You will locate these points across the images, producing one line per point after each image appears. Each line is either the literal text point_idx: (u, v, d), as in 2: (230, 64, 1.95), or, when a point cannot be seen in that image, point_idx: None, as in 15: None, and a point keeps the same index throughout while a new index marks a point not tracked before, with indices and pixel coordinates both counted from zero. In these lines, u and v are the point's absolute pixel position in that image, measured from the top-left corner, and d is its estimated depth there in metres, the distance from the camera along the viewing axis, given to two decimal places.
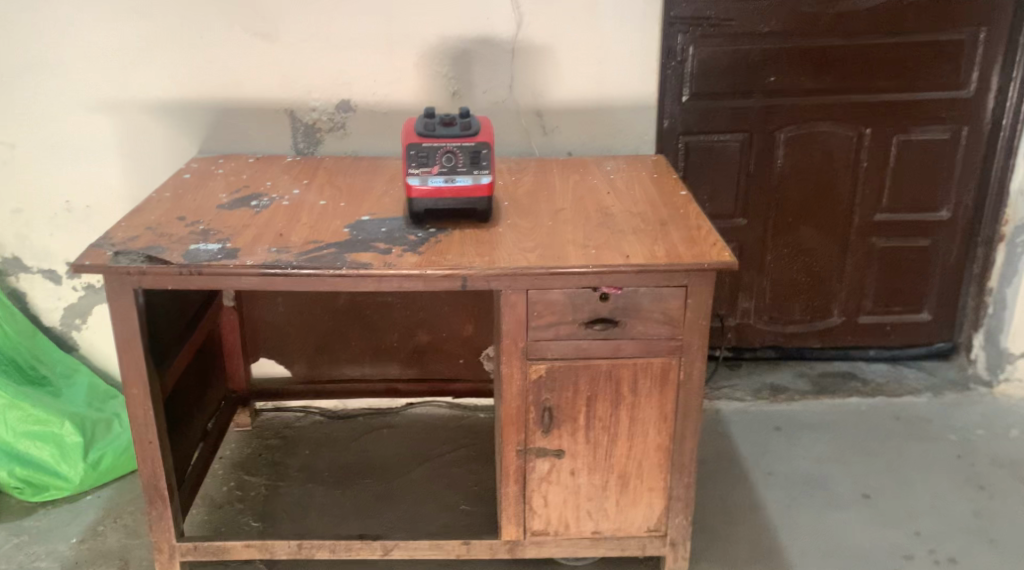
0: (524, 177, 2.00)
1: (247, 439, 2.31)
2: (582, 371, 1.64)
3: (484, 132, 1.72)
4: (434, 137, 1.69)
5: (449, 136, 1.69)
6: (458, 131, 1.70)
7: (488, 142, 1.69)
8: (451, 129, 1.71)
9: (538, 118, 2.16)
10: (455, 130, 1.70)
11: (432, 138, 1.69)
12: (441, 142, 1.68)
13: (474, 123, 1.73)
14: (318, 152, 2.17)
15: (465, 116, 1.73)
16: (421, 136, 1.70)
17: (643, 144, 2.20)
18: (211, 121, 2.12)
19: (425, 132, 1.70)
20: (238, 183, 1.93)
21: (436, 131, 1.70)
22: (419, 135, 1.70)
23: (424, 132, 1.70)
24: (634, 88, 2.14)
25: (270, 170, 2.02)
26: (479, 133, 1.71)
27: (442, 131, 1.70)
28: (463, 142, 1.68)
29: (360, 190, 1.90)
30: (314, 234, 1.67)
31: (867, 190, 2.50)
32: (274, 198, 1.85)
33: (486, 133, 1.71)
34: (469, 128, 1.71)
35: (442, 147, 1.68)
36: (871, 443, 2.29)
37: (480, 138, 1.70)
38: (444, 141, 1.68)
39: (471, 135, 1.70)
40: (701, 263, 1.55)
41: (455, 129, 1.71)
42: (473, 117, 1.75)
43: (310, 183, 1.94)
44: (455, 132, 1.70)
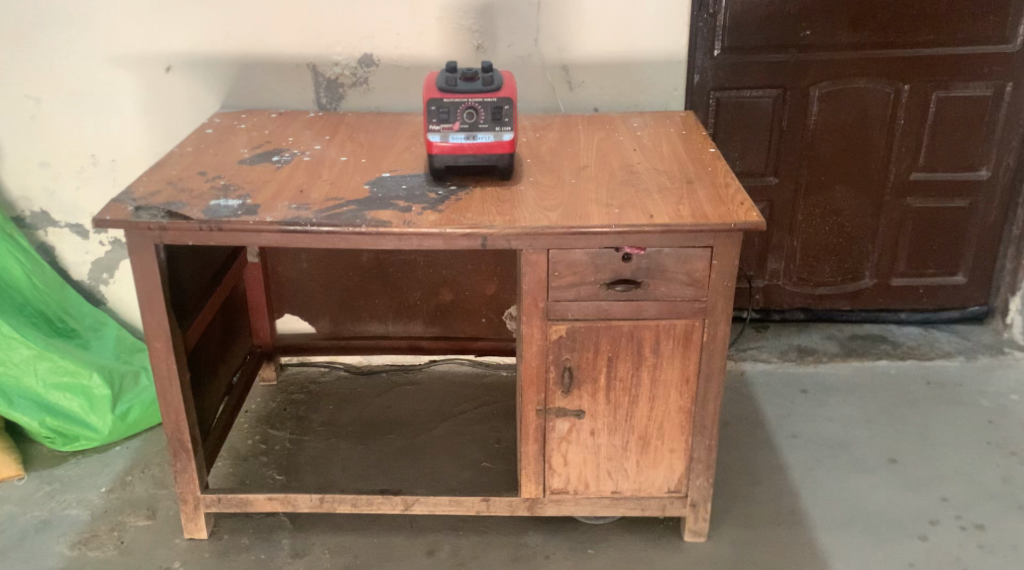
0: (548, 134, 1.97)
1: (273, 394, 2.33)
2: (602, 332, 1.63)
3: (506, 89, 1.68)
4: (455, 93, 1.66)
5: (470, 92, 1.66)
6: (480, 86, 1.67)
7: (511, 98, 1.66)
8: (473, 85, 1.67)
9: (564, 73, 2.11)
10: (477, 85, 1.67)
11: (453, 94, 1.66)
12: (463, 98, 1.65)
13: (498, 79, 1.70)
14: (341, 108, 2.15)
15: (487, 70, 1.70)
16: (442, 91, 1.67)
17: (672, 101, 2.16)
18: (233, 76, 2.11)
19: (447, 87, 1.67)
20: (261, 139, 1.92)
21: (457, 86, 1.67)
22: (440, 90, 1.67)
23: (446, 87, 1.67)
24: (663, 43, 2.09)
25: (292, 127, 2.01)
26: (502, 89, 1.68)
27: (464, 87, 1.67)
28: (485, 97, 1.65)
29: (383, 148, 1.89)
30: (335, 191, 1.65)
31: (904, 149, 2.42)
32: (296, 155, 1.84)
33: (510, 89, 1.68)
34: (491, 84, 1.67)
35: (463, 103, 1.65)
36: (899, 407, 2.26)
37: (503, 94, 1.66)
38: (466, 97, 1.65)
39: (492, 91, 1.67)
40: (726, 223, 1.51)
41: (477, 84, 1.67)
42: (496, 72, 1.72)
43: (332, 141, 1.93)
44: (477, 87, 1.67)
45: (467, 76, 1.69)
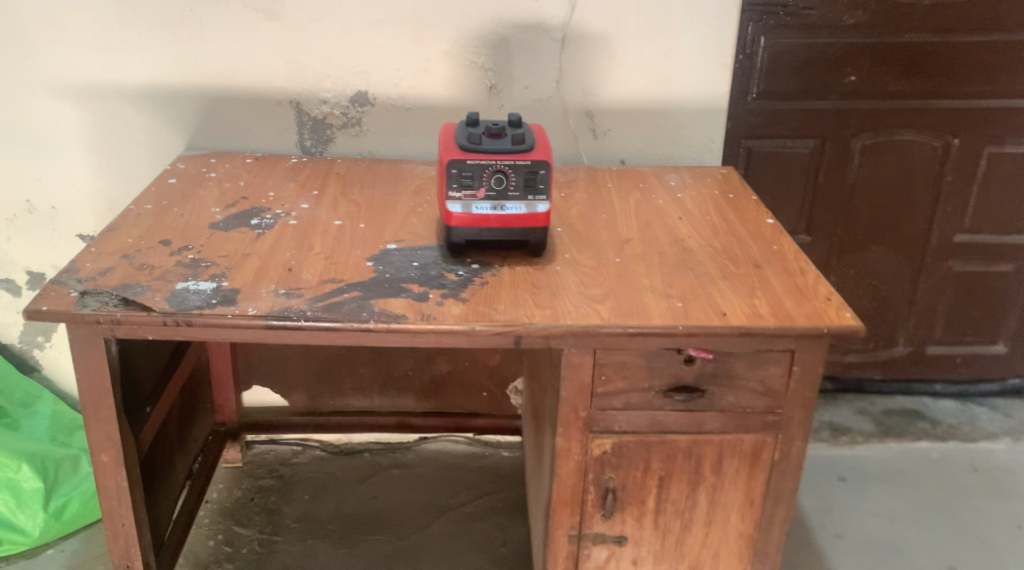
0: (575, 195, 1.69)
1: (237, 480, 2.00)
2: (655, 448, 1.34)
3: (541, 148, 1.39)
4: (480, 153, 1.37)
5: (497, 152, 1.37)
6: (509, 145, 1.38)
7: (547, 160, 1.37)
8: (501, 143, 1.38)
9: (588, 119, 1.83)
10: (506, 145, 1.38)
11: (478, 155, 1.37)
12: (489, 160, 1.36)
13: (530, 136, 1.40)
14: (328, 152, 1.84)
15: (517, 126, 1.41)
16: (463, 151, 1.38)
17: (708, 154, 1.89)
18: (201, 111, 1.79)
19: (469, 147, 1.37)
20: (234, 194, 1.61)
21: (481, 146, 1.38)
22: (461, 149, 1.38)
23: (468, 146, 1.38)
24: (701, 89, 1.83)
25: (271, 177, 1.70)
26: (536, 149, 1.39)
27: (489, 146, 1.37)
28: (517, 160, 1.36)
29: (382, 209, 1.58)
30: (330, 270, 1.35)
31: (949, 208, 2.20)
32: (278, 217, 1.53)
33: (545, 149, 1.39)
34: (522, 143, 1.38)
35: (489, 166, 1.36)
36: (949, 500, 2.02)
37: (536, 155, 1.37)
38: (493, 160, 1.36)
39: (524, 152, 1.38)
40: (817, 327, 1.24)
41: (506, 143, 1.38)
42: (526, 127, 1.43)
43: (321, 197, 1.62)
44: (505, 147, 1.37)
45: (493, 131, 1.40)
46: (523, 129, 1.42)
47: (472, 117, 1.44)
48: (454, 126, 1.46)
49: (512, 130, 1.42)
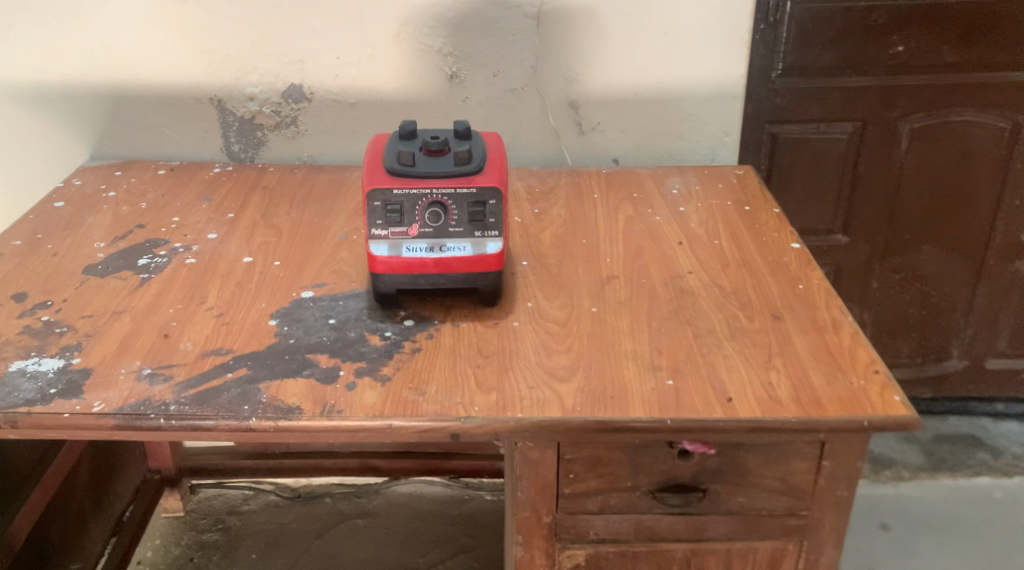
0: (553, 210, 1.36)
1: (176, 534, 1.74)
2: (642, 558, 1.04)
3: (492, 171, 1.08)
4: (412, 179, 1.05)
5: (434, 177, 1.05)
6: (450, 167, 1.06)
7: (500, 187, 1.05)
8: (441, 164, 1.06)
9: (572, 111, 1.50)
10: (447, 166, 1.06)
11: (409, 181, 1.05)
12: (423, 187, 1.05)
13: (478, 154, 1.08)
14: (259, 158, 1.53)
15: (463, 139, 1.10)
16: (391, 175, 1.06)
17: (722, 150, 1.54)
18: (104, 113, 1.49)
19: (398, 170, 1.05)
20: (129, 222, 1.31)
21: (414, 168, 1.06)
22: (388, 172, 1.06)
23: (397, 168, 1.06)
24: (712, 71, 1.48)
25: (182, 194, 1.40)
26: (485, 172, 1.07)
27: (424, 169, 1.05)
28: (459, 187, 1.05)
29: (308, 239, 1.27)
30: (219, 336, 1.05)
31: (1017, 201, 1.84)
32: (174, 253, 1.22)
33: (497, 172, 1.07)
34: (467, 164, 1.06)
35: (424, 196, 1.05)
36: (1015, 557, 1.69)
37: (485, 181, 1.05)
38: (428, 187, 1.04)
39: (469, 176, 1.06)
40: (856, 419, 0.91)
41: (446, 164, 1.06)
42: (476, 140, 1.11)
43: (235, 223, 1.31)
44: (445, 170, 1.05)
45: (430, 147, 1.08)
46: (471, 146, 1.10)
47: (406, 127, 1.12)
48: (385, 139, 1.14)
49: (457, 145, 1.10)
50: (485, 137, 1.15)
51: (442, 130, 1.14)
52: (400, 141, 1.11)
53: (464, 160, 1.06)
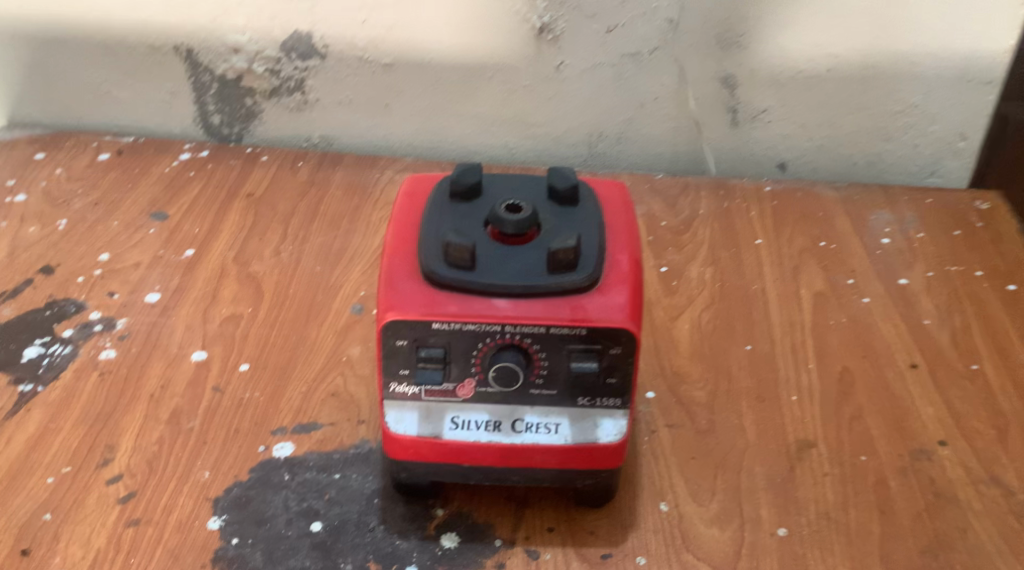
0: (691, 271, 0.83)
1: None
2: None
3: (614, 281, 0.57)
4: (468, 296, 0.56)
5: (507, 296, 0.55)
6: (539, 277, 0.56)
7: (630, 322, 0.55)
8: (521, 267, 0.56)
9: (724, 91, 0.94)
10: (534, 273, 0.56)
11: (461, 302, 0.55)
12: (487, 320, 0.55)
13: (592, 244, 0.58)
14: (249, 139, 1.02)
15: (566, 223, 0.60)
16: (429, 284, 0.57)
17: (948, 160, 0.98)
18: (22, 59, 1.00)
19: (443, 276, 0.56)
20: (32, 261, 0.85)
21: (472, 277, 0.56)
22: (423, 276, 0.57)
23: (442, 273, 0.56)
24: (962, 39, 0.91)
25: (124, 204, 0.92)
26: (605, 286, 0.56)
27: (491, 277, 0.56)
28: (553, 322, 0.55)
29: (301, 314, 0.79)
30: (117, 557, 0.60)
31: None
32: (86, 336, 0.76)
33: (627, 287, 0.56)
34: (571, 270, 0.56)
35: (487, 335, 0.56)
36: None
37: (604, 310, 0.55)
38: (495, 316, 0.55)
39: (574, 294, 0.56)
40: None
41: (533, 267, 0.56)
42: (590, 214, 0.61)
43: (193, 271, 0.84)
44: (529, 281, 0.56)
45: (504, 230, 0.58)
46: (578, 226, 0.59)
47: (465, 181, 0.62)
48: (428, 194, 0.64)
49: (555, 222, 0.60)
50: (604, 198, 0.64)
51: (528, 187, 0.64)
52: (451, 208, 0.61)
53: (566, 262, 0.56)
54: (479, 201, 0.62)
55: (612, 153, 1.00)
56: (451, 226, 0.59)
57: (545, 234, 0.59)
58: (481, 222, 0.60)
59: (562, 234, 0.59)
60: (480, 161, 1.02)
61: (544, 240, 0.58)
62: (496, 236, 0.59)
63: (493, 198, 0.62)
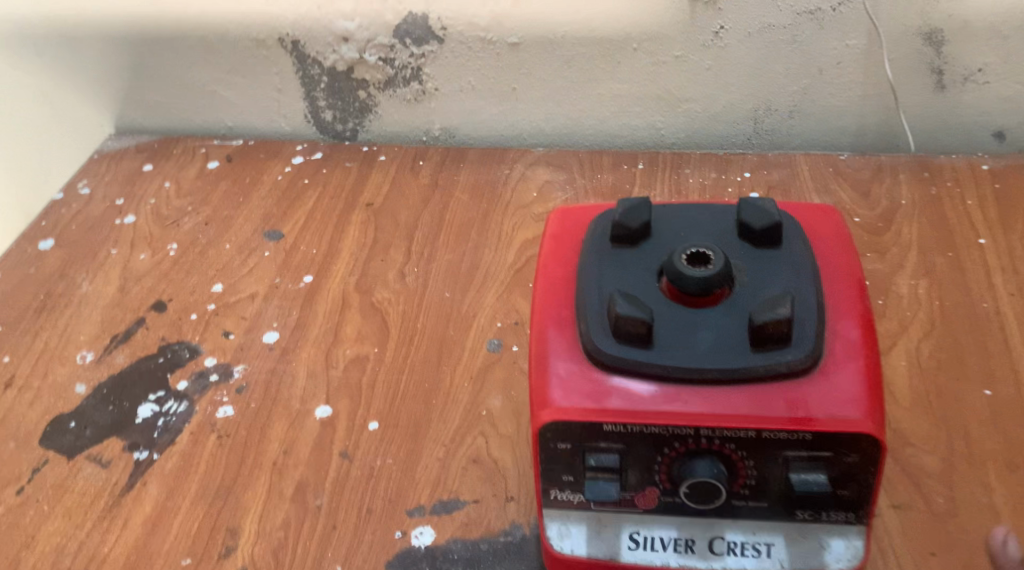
0: (899, 285, 0.68)
1: None
2: None
3: (841, 363, 0.45)
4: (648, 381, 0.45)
5: (701, 383, 0.45)
6: (741, 356, 0.45)
7: (870, 421, 0.44)
8: (715, 342, 0.45)
9: (928, 50, 0.77)
10: (732, 352, 0.45)
11: (640, 394, 0.45)
12: (682, 428, 0.44)
13: (809, 307, 0.47)
14: (365, 135, 0.92)
15: (765, 276, 0.48)
16: (594, 365, 0.46)
17: None
18: (123, 62, 0.92)
19: (614, 357, 0.45)
20: (143, 295, 0.77)
21: (651, 359, 0.45)
22: (587, 354, 0.46)
23: (611, 351, 0.46)
24: None
25: (236, 221, 0.83)
26: (827, 368, 0.45)
27: (678, 359, 0.45)
28: (769, 426, 0.44)
29: (431, 355, 0.69)
30: None
31: None
32: (202, 389, 0.69)
33: (858, 371, 0.45)
34: (783, 346, 0.45)
35: (682, 444, 0.45)
36: None
37: (833, 405, 0.44)
38: (688, 416, 0.44)
39: (789, 380, 0.45)
40: None
41: (730, 341, 0.45)
42: (795, 260, 0.49)
43: (312, 302, 0.75)
44: (728, 364, 0.45)
45: (687, 289, 0.47)
46: (783, 280, 0.48)
47: (630, 220, 0.50)
48: (576, 230, 0.53)
49: (750, 274, 0.48)
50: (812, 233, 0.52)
51: (709, 221, 0.52)
52: (612, 254, 0.50)
53: (776, 336, 0.45)
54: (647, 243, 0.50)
55: (783, 130, 0.84)
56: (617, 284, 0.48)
57: (739, 292, 0.48)
58: (654, 273, 0.49)
59: (763, 292, 0.47)
60: (622, 146, 0.88)
61: (740, 301, 0.47)
62: (674, 295, 0.47)
63: (665, 239, 0.51)
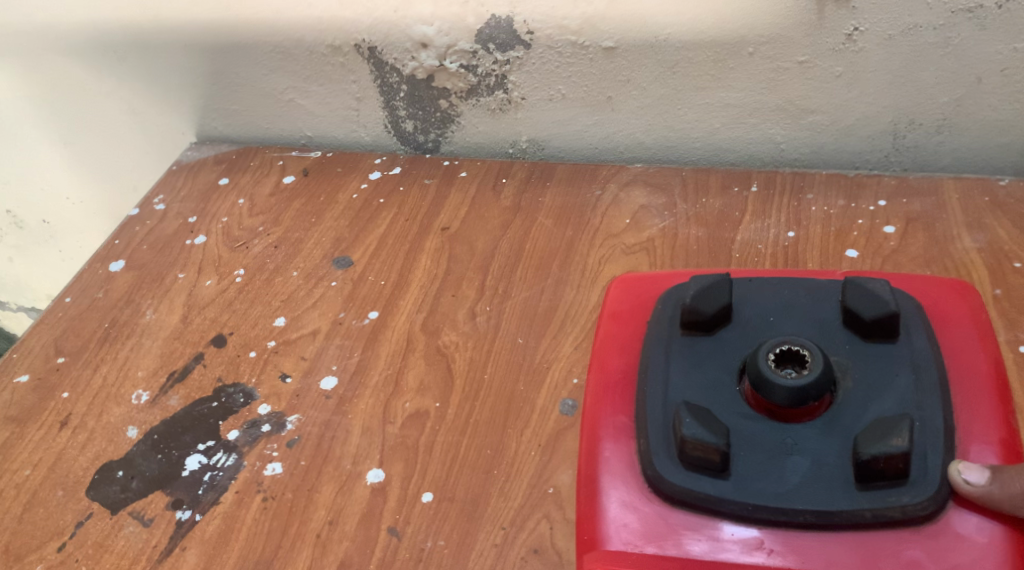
0: None
1: None
2: None
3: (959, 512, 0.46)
4: (726, 526, 0.47)
5: (798, 526, 0.46)
6: (843, 494, 0.46)
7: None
8: (810, 471, 0.47)
9: None
10: (821, 484, 0.47)
11: (715, 535, 0.47)
12: None
13: (933, 430, 0.47)
14: (446, 147, 0.84)
15: (863, 389, 0.49)
16: (655, 494, 0.48)
17: None
18: (199, 69, 0.86)
19: (677, 488, 0.48)
20: (205, 327, 0.72)
21: (729, 493, 0.47)
22: (649, 479, 0.49)
23: (677, 480, 0.48)
24: None
25: (306, 244, 0.78)
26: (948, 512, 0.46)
27: (752, 493, 0.47)
28: None
29: (498, 414, 0.62)
30: None
31: None
32: (252, 441, 0.63)
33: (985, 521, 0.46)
34: (894, 483, 0.46)
35: None
36: None
37: (963, 566, 0.45)
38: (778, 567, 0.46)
39: (908, 526, 0.46)
40: None
41: (821, 472, 0.47)
42: (907, 367, 0.50)
43: (375, 343, 0.68)
44: (818, 501, 0.46)
45: (773, 401, 0.48)
46: (893, 398, 0.49)
47: (703, 310, 0.52)
48: (640, 312, 0.57)
49: (856, 378, 0.50)
50: (947, 325, 0.53)
51: (804, 307, 0.53)
52: (689, 351, 0.52)
53: (889, 472, 0.46)
54: (725, 331, 0.53)
55: (928, 146, 0.71)
56: (683, 393, 0.50)
57: (839, 405, 0.49)
58: (733, 374, 0.51)
59: (871, 410, 0.48)
60: (732, 161, 0.77)
61: (841, 419, 0.48)
62: (761, 407, 0.49)
63: (748, 330, 0.53)
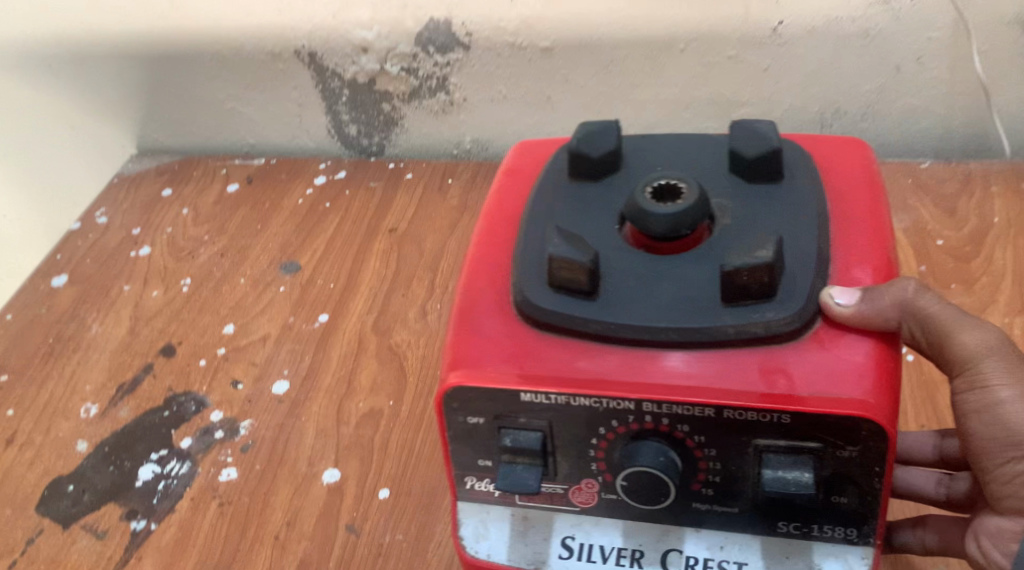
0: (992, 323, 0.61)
1: None
2: None
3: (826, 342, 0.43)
4: (591, 349, 0.44)
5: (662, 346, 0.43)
6: (710, 311, 0.43)
7: (872, 403, 0.41)
8: (679, 293, 0.44)
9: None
10: (692, 304, 0.43)
11: (576, 359, 0.43)
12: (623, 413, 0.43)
13: (800, 253, 0.45)
14: (391, 150, 0.85)
15: (738, 220, 0.46)
16: (524, 320, 0.45)
17: None
18: (139, 79, 0.86)
19: (550, 311, 0.44)
20: (153, 338, 0.72)
21: (597, 320, 0.44)
22: (524, 305, 0.45)
23: (549, 303, 0.44)
24: None
25: (254, 251, 0.78)
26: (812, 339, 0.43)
27: (621, 313, 0.43)
28: (738, 405, 0.42)
29: None
30: None
31: None
32: (205, 448, 0.63)
33: (856, 353, 0.42)
34: (764, 301, 0.43)
35: (628, 430, 0.43)
36: None
37: (824, 387, 0.42)
38: (631, 386, 0.42)
39: (767, 343, 0.43)
40: None
41: (692, 293, 0.44)
42: (779, 201, 0.47)
43: (327, 344, 0.68)
44: (686, 319, 0.43)
45: (651, 231, 0.45)
46: (766, 225, 0.46)
47: (592, 152, 0.49)
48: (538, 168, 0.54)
49: (734, 215, 0.47)
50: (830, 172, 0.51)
51: (696, 161, 0.50)
52: (575, 195, 0.49)
53: (754, 288, 0.42)
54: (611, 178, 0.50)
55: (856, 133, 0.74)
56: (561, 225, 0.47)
57: (715, 236, 0.46)
58: (616, 216, 0.47)
59: (744, 237, 0.45)
60: None
61: (716, 248, 0.45)
62: (639, 242, 0.46)
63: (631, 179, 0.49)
